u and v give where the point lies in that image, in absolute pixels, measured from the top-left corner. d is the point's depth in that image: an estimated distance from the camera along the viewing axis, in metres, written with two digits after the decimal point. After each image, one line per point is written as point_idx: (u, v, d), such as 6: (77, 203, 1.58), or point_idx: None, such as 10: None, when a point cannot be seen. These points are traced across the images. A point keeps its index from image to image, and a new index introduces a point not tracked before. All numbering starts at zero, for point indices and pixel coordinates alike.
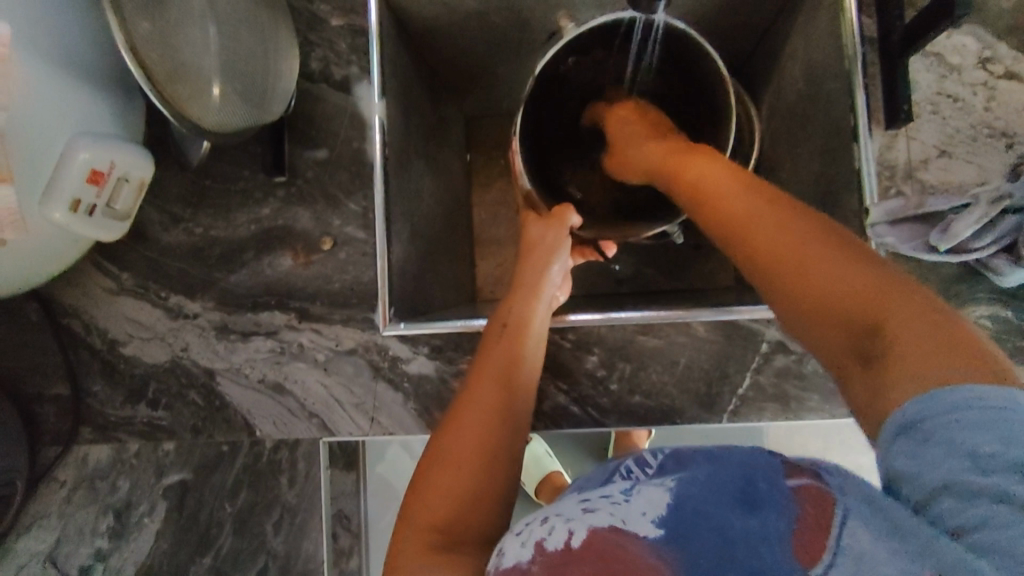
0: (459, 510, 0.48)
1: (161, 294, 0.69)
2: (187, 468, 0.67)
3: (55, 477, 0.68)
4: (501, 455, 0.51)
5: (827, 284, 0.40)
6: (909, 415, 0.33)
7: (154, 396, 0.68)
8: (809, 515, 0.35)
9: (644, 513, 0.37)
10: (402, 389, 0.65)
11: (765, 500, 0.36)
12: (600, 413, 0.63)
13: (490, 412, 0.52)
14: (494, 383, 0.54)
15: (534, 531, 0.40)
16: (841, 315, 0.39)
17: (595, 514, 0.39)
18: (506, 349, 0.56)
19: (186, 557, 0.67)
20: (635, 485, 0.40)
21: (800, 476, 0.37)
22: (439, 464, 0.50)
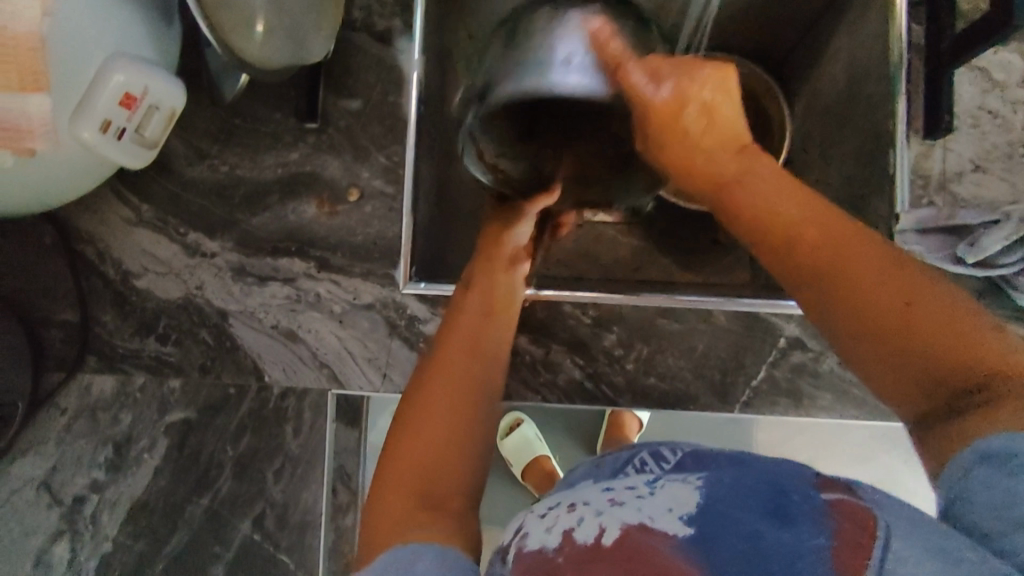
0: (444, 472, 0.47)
1: (180, 229, 0.68)
2: (191, 407, 0.67)
3: (55, 404, 0.67)
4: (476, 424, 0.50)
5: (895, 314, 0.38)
6: (990, 446, 0.34)
7: (164, 331, 0.67)
8: (846, 530, 0.35)
9: (670, 509, 0.39)
10: (416, 348, 0.65)
11: (797, 513, 0.37)
12: (615, 392, 0.63)
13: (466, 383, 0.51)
14: (467, 357, 0.53)
15: (560, 518, 0.40)
16: (927, 360, 0.37)
17: (623, 509, 0.39)
18: (476, 323, 0.56)
19: (183, 497, 0.66)
20: (658, 480, 0.42)
21: (835, 492, 0.38)
22: (407, 434, 0.48)
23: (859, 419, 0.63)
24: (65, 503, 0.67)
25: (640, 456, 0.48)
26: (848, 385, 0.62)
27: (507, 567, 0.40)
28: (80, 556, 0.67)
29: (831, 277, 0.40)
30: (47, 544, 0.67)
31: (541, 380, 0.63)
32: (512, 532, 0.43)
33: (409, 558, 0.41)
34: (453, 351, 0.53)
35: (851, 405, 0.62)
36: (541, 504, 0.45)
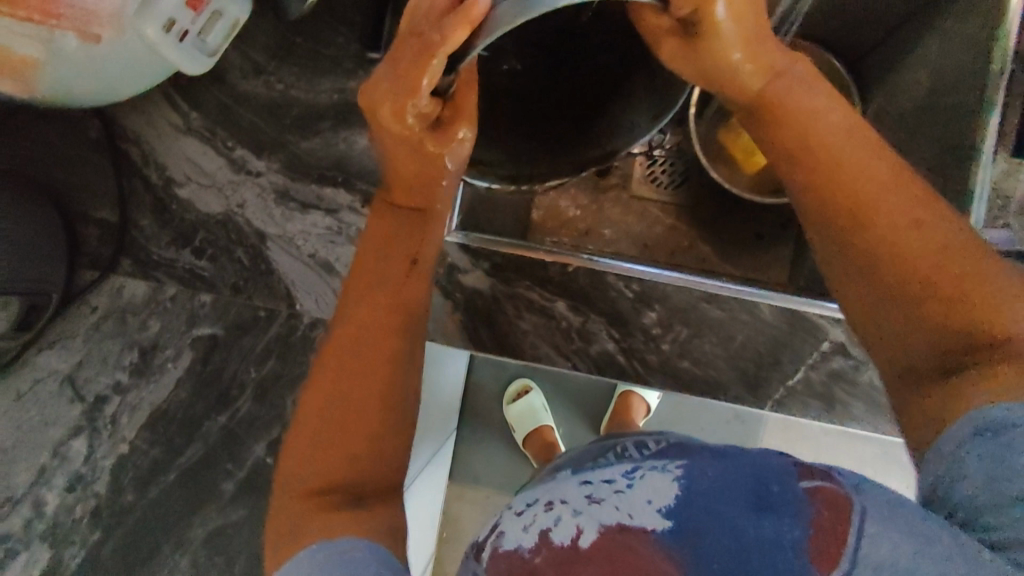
0: (342, 462, 0.43)
1: (228, 143, 0.66)
2: (219, 324, 0.66)
3: (86, 301, 0.67)
4: (374, 407, 0.44)
5: (900, 242, 0.37)
6: (990, 414, 0.31)
7: (200, 245, 0.66)
8: (826, 522, 0.32)
9: (650, 502, 0.36)
10: (452, 298, 0.62)
11: (779, 500, 0.34)
12: (645, 370, 0.62)
13: (355, 364, 0.45)
14: (359, 328, 0.46)
15: (537, 516, 0.38)
16: (929, 306, 0.35)
17: (600, 508, 0.36)
18: (375, 287, 0.47)
19: (201, 412, 0.67)
20: (637, 469, 0.39)
21: (813, 477, 0.34)
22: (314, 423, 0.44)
23: (890, 433, 0.61)
24: (88, 400, 0.68)
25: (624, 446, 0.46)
26: (886, 398, 0.61)
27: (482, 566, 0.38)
28: (96, 454, 0.67)
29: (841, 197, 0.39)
30: (65, 438, 0.68)
31: (574, 347, 0.62)
32: (490, 526, 0.42)
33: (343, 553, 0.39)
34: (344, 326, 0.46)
35: (884, 419, 0.60)
36: (521, 497, 0.43)
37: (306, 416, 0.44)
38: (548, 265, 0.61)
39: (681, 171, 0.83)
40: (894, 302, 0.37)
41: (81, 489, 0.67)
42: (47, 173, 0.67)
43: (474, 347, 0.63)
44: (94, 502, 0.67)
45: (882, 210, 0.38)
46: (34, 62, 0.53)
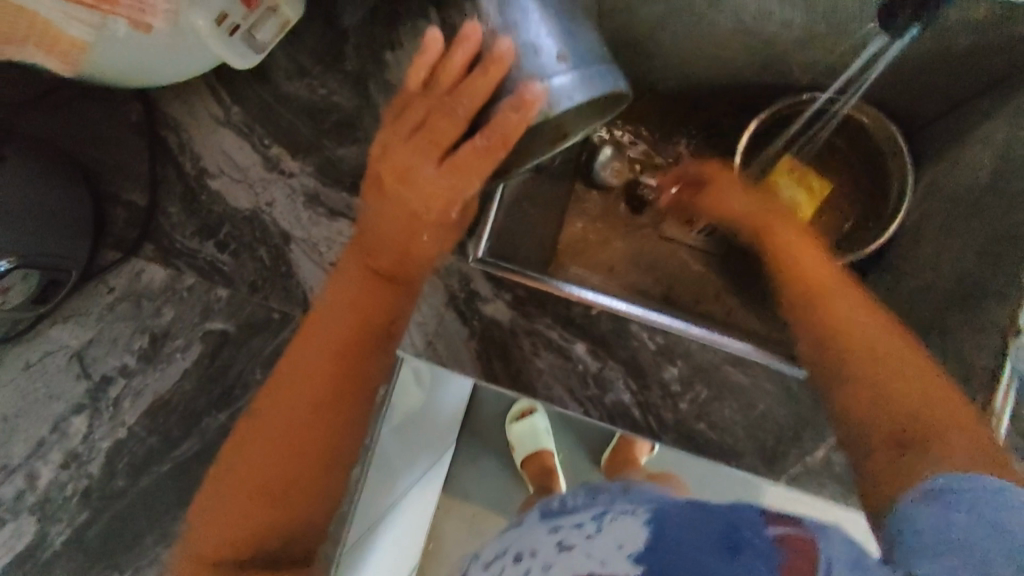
0: (274, 491, 0.48)
1: (265, 140, 0.65)
2: (232, 321, 0.66)
3: (105, 281, 0.68)
4: (291, 469, 0.48)
5: (911, 376, 0.44)
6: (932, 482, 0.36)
7: (225, 238, 0.66)
8: (794, 564, 0.31)
9: (619, 546, 0.34)
10: (470, 324, 0.60)
11: (751, 547, 0.32)
12: (659, 427, 0.59)
13: (301, 413, 0.49)
14: (314, 373, 0.49)
15: (505, 569, 0.36)
16: (905, 408, 0.42)
17: (569, 557, 0.34)
18: (330, 337, 0.50)
19: (203, 406, 0.66)
20: (605, 514, 0.37)
21: (784, 525, 0.33)
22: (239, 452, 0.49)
23: None
24: (93, 379, 0.67)
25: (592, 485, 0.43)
26: None
27: None
28: (94, 434, 0.67)
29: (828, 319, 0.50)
30: (66, 414, 0.67)
31: (588, 394, 0.59)
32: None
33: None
34: (302, 363, 0.50)
35: None
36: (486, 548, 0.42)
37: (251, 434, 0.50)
38: (572, 305, 0.60)
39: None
40: (871, 403, 0.44)
41: (75, 467, 0.67)
42: (83, 149, 0.67)
43: (484, 380, 0.61)
44: (86, 482, 0.67)
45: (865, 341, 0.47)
46: (81, 46, 0.50)
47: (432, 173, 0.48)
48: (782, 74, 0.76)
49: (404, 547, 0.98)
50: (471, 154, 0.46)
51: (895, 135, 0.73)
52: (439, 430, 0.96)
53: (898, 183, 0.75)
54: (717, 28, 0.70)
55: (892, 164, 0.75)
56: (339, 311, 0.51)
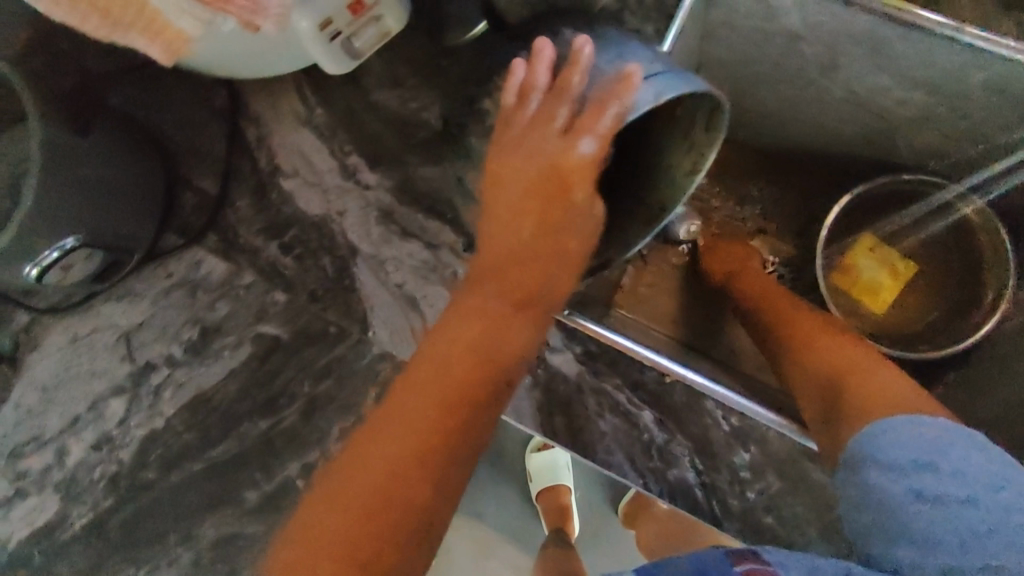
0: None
1: (346, 147, 0.63)
2: (287, 327, 0.63)
3: (164, 265, 0.66)
4: (380, 516, 0.38)
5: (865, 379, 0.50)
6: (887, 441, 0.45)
7: (290, 241, 0.63)
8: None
9: None
10: (534, 372, 0.57)
11: None
12: (722, 513, 0.55)
13: (380, 482, 0.39)
14: (410, 430, 0.40)
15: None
16: (875, 406, 0.48)
17: None
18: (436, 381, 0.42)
19: (245, 410, 0.64)
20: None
21: (745, 562, 0.42)
22: (327, 504, 0.39)
23: None
24: (137, 363, 0.65)
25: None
26: None
27: None
28: (130, 420, 0.65)
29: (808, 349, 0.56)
30: (105, 395, 0.66)
31: (650, 466, 0.56)
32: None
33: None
34: (395, 413, 0.41)
35: None
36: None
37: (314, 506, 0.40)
38: (645, 368, 0.56)
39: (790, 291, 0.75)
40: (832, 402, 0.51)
41: (106, 451, 0.65)
42: (162, 129, 0.65)
43: (542, 432, 0.58)
44: (115, 468, 0.65)
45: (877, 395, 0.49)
46: (186, 38, 0.47)
47: (586, 150, 0.46)
48: (889, 151, 0.71)
49: None
50: (591, 119, 0.45)
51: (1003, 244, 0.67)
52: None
53: (994, 292, 0.68)
54: (829, 94, 0.66)
55: (992, 265, 0.68)
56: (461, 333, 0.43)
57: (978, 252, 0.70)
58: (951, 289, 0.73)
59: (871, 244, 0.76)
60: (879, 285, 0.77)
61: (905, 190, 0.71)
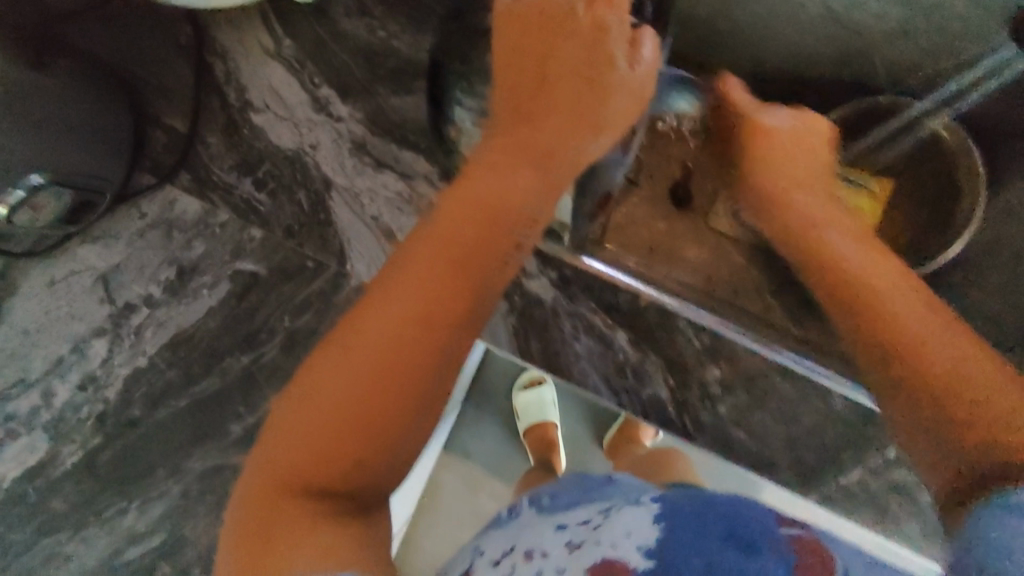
0: (337, 467, 0.37)
1: (316, 79, 0.62)
2: (264, 264, 0.63)
3: (137, 206, 0.65)
4: (352, 417, 0.37)
5: (897, 320, 0.39)
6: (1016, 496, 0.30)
7: (263, 176, 0.63)
8: (808, 564, 0.35)
9: (629, 535, 0.38)
10: (510, 299, 0.58)
11: (761, 541, 0.36)
12: (694, 428, 0.57)
13: (369, 365, 0.37)
14: (381, 341, 0.38)
15: (517, 566, 0.40)
16: (876, 339, 0.39)
17: (583, 549, 0.39)
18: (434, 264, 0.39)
19: (226, 346, 0.65)
20: (609, 508, 0.43)
21: (793, 527, 0.38)
22: (301, 390, 0.38)
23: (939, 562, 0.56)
24: (117, 304, 0.66)
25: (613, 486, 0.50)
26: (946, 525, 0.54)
27: None
28: (114, 360, 0.66)
29: (834, 271, 0.44)
30: (87, 336, 0.66)
31: (624, 385, 0.58)
32: (462, 571, 0.43)
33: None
34: (374, 303, 0.39)
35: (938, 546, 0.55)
36: (490, 543, 0.45)
37: (298, 397, 0.39)
38: (619, 292, 0.58)
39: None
40: (852, 321, 0.41)
41: (92, 391, 0.66)
42: (127, 65, 0.64)
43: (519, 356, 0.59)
44: (101, 407, 0.66)
45: (952, 364, 0.36)
46: None
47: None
48: (866, 73, 0.70)
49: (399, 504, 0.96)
50: None
51: (977, 165, 0.63)
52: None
53: (970, 201, 0.63)
54: (805, 10, 0.66)
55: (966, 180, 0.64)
56: (455, 212, 0.41)
57: (951, 163, 0.65)
58: (921, 215, 0.69)
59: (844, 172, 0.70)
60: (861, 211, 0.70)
61: (876, 111, 0.67)
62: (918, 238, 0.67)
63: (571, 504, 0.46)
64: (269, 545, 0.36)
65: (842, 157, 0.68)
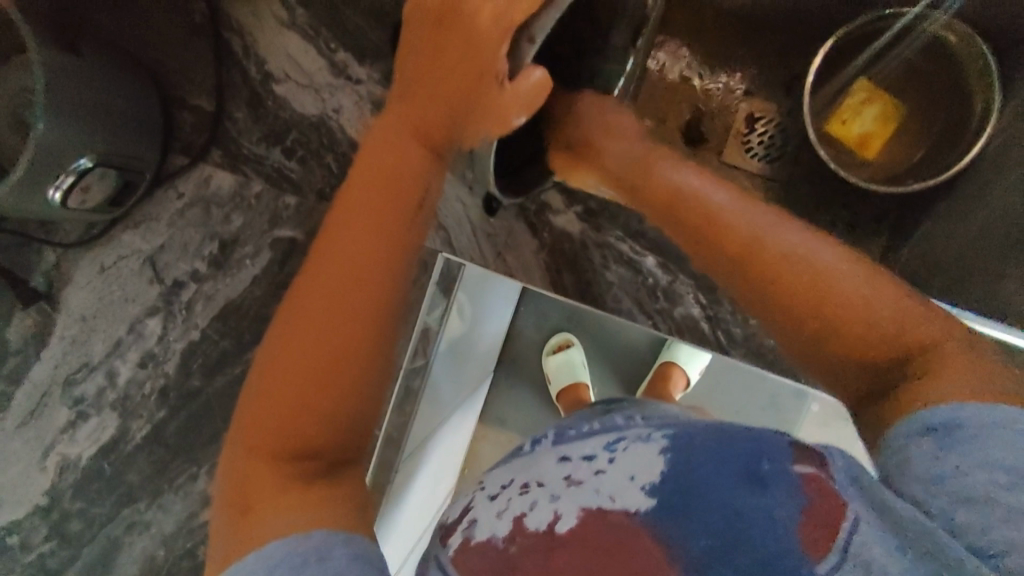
0: (306, 427, 0.41)
1: (331, 45, 0.64)
2: (300, 229, 0.67)
3: (174, 187, 0.68)
4: (312, 396, 0.41)
5: (854, 330, 0.38)
6: (934, 416, 0.33)
7: (291, 145, 0.66)
8: (820, 507, 0.31)
9: (633, 477, 0.35)
10: (540, 237, 0.62)
11: (770, 476, 0.33)
12: (728, 341, 0.60)
13: (305, 382, 0.41)
14: (322, 332, 0.41)
15: (513, 500, 0.37)
16: (864, 355, 0.38)
17: (581, 490, 0.36)
18: (349, 277, 0.42)
19: (273, 312, 0.68)
20: (620, 442, 0.39)
21: (808, 463, 0.33)
22: (257, 391, 0.42)
23: None
24: (166, 283, 0.69)
25: (629, 415, 0.45)
26: None
27: (446, 550, 0.37)
28: (169, 335, 0.69)
29: (774, 283, 0.41)
30: (142, 317, 0.69)
31: (658, 307, 0.61)
32: (460, 509, 0.40)
33: (305, 552, 0.36)
34: (301, 326, 0.41)
35: None
36: (494, 475, 0.42)
37: (260, 375, 0.43)
38: (646, 219, 0.60)
39: (776, 151, 0.72)
40: (803, 335, 0.40)
41: (152, 367, 0.70)
42: (147, 52, 0.66)
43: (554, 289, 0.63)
44: (163, 381, 0.70)
45: (820, 271, 0.40)
46: None
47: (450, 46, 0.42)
48: None
49: (446, 469, 0.96)
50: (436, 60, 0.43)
51: (988, 68, 0.62)
52: (478, 360, 0.93)
53: (983, 104, 0.64)
54: None
55: (978, 85, 0.64)
56: (357, 209, 0.43)
57: (960, 70, 0.65)
58: (938, 110, 0.69)
59: (839, 114, 0.71)
60: (881, 125, 0.71)
61: (878, 26, 0.64)
62: (936, 148, 0.68)
63: (585, 433, 0.42)
64: (248, 512, 0.39)
65: (834, 82, 0.70)
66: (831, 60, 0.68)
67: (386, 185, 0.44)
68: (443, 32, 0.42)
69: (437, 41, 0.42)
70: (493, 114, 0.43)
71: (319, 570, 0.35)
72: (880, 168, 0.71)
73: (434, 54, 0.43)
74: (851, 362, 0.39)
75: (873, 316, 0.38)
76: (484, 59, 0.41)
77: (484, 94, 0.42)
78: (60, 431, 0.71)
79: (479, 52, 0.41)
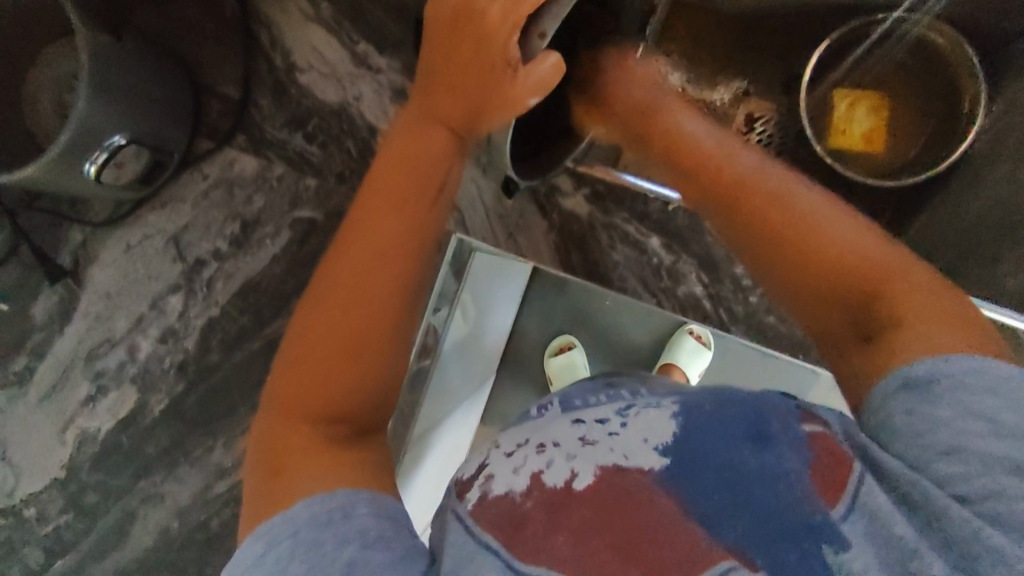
0: (339, 390, 0.39)
1: (353, 36, 0.68)
2: (320, 211, 0.70)
3: (199, 169, 0.71)
4: (339, 359, 0.39)
5: (837, 264, 0.35)
6: (914, 371, 0.30)
7: (313, 130, 0.69)
8: (824, 463, 0.30)
9: (646, 439, 0.33)
10: (550, 219, 0.66)
11: (778, 437, 0.31)
12: (729, 319, 0.66)
13: (335, 345, 0.39)
14: (353, 291, 0.40)
15: (530, 458, 0.33)
16: (844, 294, 0.35)
17: (597, 450, 0.33)
18: (381, 237, 0.41)
19: (291, 290, 0.71)
20: (630, 407, 0.36)
21: (812, 424, 0.32)
22: (286, 362, 0.40)
23: None
24: (188, 262, 0.72)
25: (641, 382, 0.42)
26: None
27: (462, 502, 0.33)
28: (189, 312, 0.72)
29: (752, 209, 0.39)
30: (164, 293, 0.72)
31: (662, 286, 0.66)
32: (475, 465, 0.36)
33: (329, 510, 0.34)
34: (332, 295, 0.40)
35: None
36: (509, 434, 0.37)
37: (291, 346, 0.41)
38: (649, 202, 0.65)
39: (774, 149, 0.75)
40: (781, 263, 0.37)
41: (173, 342, 0.72)
42: (177, 41, 0.69)
43: (562, 270, 0.67)
44: (183, 356, 0.72)
45: (819, 224, 0.37)
46: None
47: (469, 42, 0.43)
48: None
49: None
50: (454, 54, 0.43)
51: (974, 64, 0.66)
52: None
53: (970, 98, 0.67)
54: None
55: (966, 82, 0.67)
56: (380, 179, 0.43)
57: (947, 69, 0.69)
58: (933, 104, 0.71)
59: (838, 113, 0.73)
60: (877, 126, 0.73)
61: (866, 29, 0.68)
62: (931, 146, 0.71)
63: (590, 399, 0.39)
64: (279, 475, 0.37)
65: (827, 85, 0.73)
66: (824, 61, 0.71)
67: (414, 164, 0.43)
68: (459, 29, 0.43)
69: (455, 36, 0.43)
70: (503, 99, 0.43)
71: (343, 528, 0.33)
72: (874, 167, 0.73)
73: (451, 49, 0.43)
74: (831, 302, 0.35)
75: (860, 255, 0.35)
76: (496, 48, 0.42)
77: (496, 82, 0.43)
78: (80, 404, 0.73)
79: (492, 43, 0.42)
